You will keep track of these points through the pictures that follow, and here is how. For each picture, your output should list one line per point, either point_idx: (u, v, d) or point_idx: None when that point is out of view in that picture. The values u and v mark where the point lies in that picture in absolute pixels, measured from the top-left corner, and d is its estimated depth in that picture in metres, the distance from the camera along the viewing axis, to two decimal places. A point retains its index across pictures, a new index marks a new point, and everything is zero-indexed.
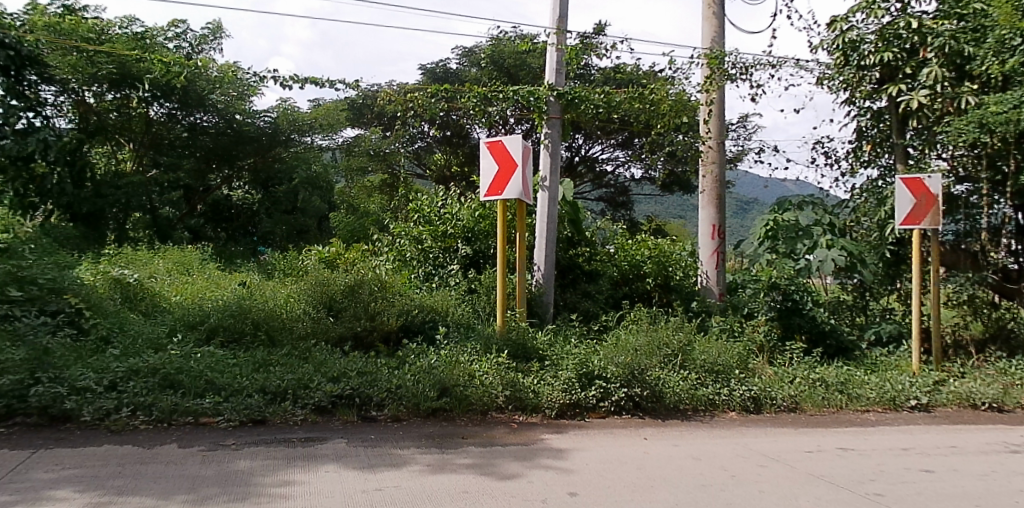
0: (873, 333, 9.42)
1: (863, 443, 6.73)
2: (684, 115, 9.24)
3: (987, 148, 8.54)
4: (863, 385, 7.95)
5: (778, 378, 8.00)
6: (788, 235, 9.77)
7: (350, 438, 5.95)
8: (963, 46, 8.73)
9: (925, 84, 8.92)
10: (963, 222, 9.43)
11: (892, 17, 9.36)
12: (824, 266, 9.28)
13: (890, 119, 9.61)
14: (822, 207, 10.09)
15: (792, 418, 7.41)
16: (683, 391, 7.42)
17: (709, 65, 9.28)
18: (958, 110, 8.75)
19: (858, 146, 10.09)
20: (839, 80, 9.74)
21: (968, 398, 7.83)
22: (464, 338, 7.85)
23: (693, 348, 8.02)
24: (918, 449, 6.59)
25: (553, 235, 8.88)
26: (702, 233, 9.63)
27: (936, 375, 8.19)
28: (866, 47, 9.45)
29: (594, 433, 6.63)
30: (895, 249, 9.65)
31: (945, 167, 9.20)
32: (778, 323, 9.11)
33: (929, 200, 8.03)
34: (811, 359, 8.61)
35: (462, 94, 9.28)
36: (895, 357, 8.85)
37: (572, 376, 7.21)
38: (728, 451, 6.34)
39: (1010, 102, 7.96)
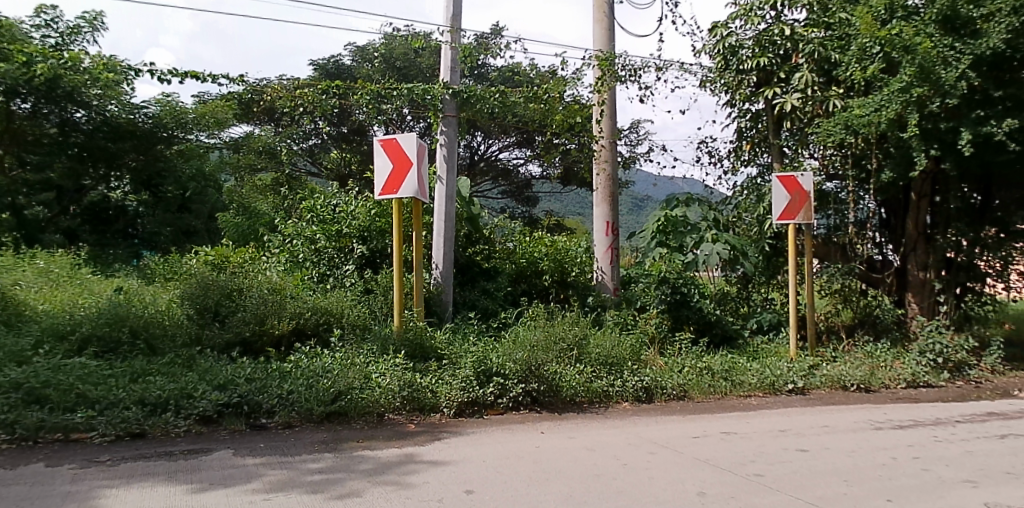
0: (755, 322, 10.02)
1: (745, 427, 7.11)
2: (579, 115, 9.55)
3: (853, 148, 9.21)
4: (745, 372, 8.38)
5: (668, 368, 8.36)
6: (676, 230, 10.22)
7: (239, 447, 5.72)
8: (830, 54, 9.33)
9: (798, 87, 9.54)
10: (834, 217, 10.10)
11: (767, 24, 9.92)
12: (710, 259, 9.73)
13: (767, 121, 10.23)
14: (708, 204, 10.60)
15: (680, 406, 7.75)
16: (579, 385, 7.62)
17: (601, 66, 9.55)
18: (826, 112, 9.39)
19: (738, 146, 10.66)
20: (721, 83, 10.26)
21: (839, 381, 8.43)
22: (360, 340, 7.71)
23: (588, 341, 8.27)
24: (794, 430, 7.03)
25: (451, 234, 8.87)
26: (596, 229, 9.80)
27: (811, 360, 8.74)
28: (745, 52, 10.04)
29: (490, 429, 6.67)
30: (774, 242, 10.30)
31: (817, 166, 9.84)
32: (668, 315, 9.44)
33: (803, 197, 8.58)
34: (698, 348, 9.05)
35: (355, 91, 9.11)
36: (774, 344, 9.43)
37: (470, 374, 7.22)
38: (621, 441, 6.55)
39: (871, 105, 8.40)
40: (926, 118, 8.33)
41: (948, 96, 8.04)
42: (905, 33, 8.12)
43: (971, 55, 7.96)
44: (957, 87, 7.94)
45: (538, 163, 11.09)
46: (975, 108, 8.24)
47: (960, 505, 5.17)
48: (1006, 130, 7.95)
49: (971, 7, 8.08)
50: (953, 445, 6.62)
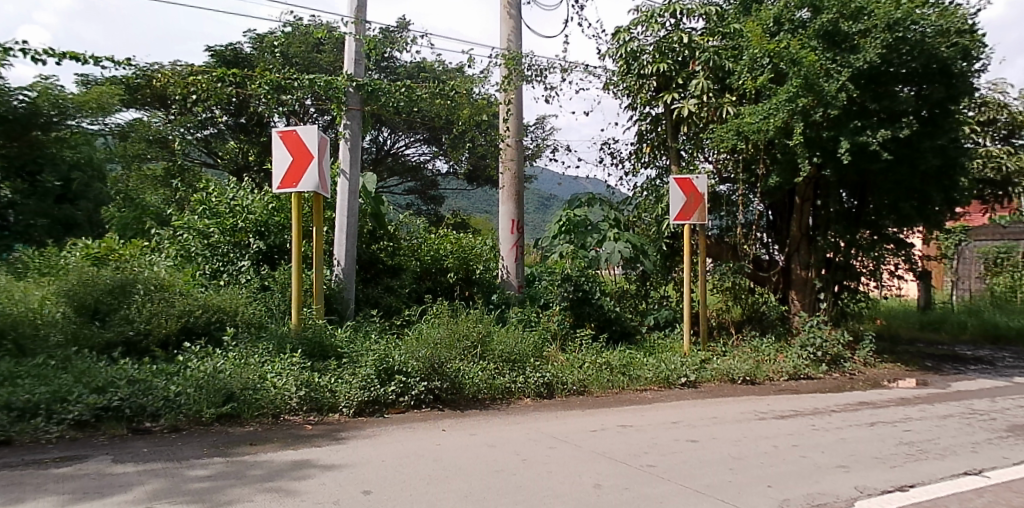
0: (652, 319, 10.37)
1: (641, 419, 7.35)
2: (485, 113, 9.59)
3: (743, 154, 9.70)
4: (641, 367, 8.68)
5: (569, 363, 8.54)
6: (577, 230, 10.44)
7: (118, 453, 5.40)
8: (724, 62, 9.80)
9: (695, 93, 9.97)
10: (726, 218, 10.70)
11: (666, 31, 10.29)
12: (611, 258, 10.11)
13: (666, 124, 10.55)
14: (608, 204, 10.91)
15: (580, 400, 7.91)
16: (481, 381, 7.66)
17: (507, 66, 9.63)
18: (719, 118, 9.83)
19: (639, 149, 11.02)
20: (623, 87, 10.60)
21: (727, 374, 8.86)
22: (255, 339, 7.45)
23: (492, 338, 8.33)
24: (685, 421, 7.33)
25: (354, 229, 8.69)
26: (502, 226, 9.98)
27: (703, 354, 9.15)
28: (645, 57, 10.37)
29: (390, 429, 6.57)
30: (670, 242, 10.68)
31: (711, 169, 10.36)
32: (570, 312, 9.66)
33: (697, 198, 8.95)
34: (598, 344, 9.27)
35: (253, 80, 8.78)
36: (669, 339, 9.82)
37: (371, 373, 7.11)
38: (522, 437, 6.62)
39: (760, 114, 8.94)
40: (810, 127, 8.82)
41: (829, 107, 8.50)
42: (792, 46, 8.66)
43: (849, 69, 8.44)
44: (837, 99, 8.39)
45: (445, 160, 11.01)
46: (853, 119, 8.74)
47: (833, 489, 5.54)
48: (880, 140, 8.49)
49: (850, 23, 8.60)
50: (829, 433, 7.09)
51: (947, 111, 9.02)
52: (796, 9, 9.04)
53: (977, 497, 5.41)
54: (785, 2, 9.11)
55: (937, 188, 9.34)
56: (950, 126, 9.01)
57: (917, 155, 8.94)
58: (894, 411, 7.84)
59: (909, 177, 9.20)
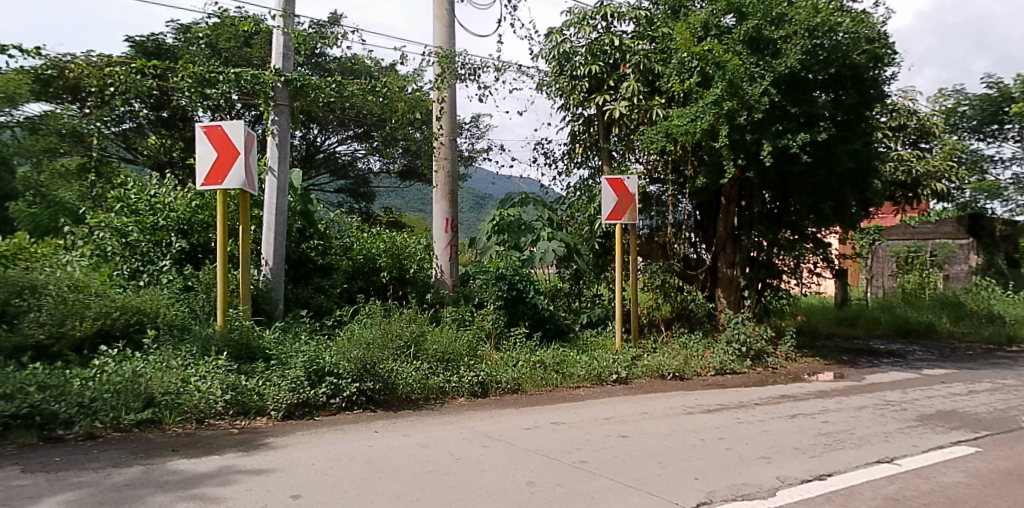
0: (585, 317, 10.51)
1: (573, 417, 7.44)
2: (418, 111, 9.49)
3: (672, 155, 9.95)
4: (574, 365, 8.79)
5: (503, 362, 8.56)
6: (512, 229, 10.55)
7: (28, 463, 5.09)
8: (653, 66, 10.04)
9: (625, 96, 10.12)
10: (656, 218, 10.94)
11: (598, 33, 10.44)
12: (545, 257, 10.21)
13: (598, 126, 10.71)
14: (542, 203, 11.00)
15: (514, 399, 7.93)
16: (415, 382, 7.60)
17: (440, 64, 9.58)
18: (649, 120, 10.06)
19: (572, 149, 11.15)
20: (556, 88, 10.66)
21: (657, 370, 9.07)
22: (178, 341, 7.17)
23: (426, 338, 8.27)
24: (617, 417, 7.48)
25: (283, 228, 8.48)
26: (436, 226, 9.78)
27: (633, 351, 9.35)
28: (577, 59, 10.50)
29: (319, 432, 6.43)
30: (603, 241, 10.82)
31: (642, 170, 10.53)
32: (505, 311, 9.70)
33: (628, 199, 9.14)
34: (532, 343, 9.34)
35: (175, 73, 8.46)
36: (602, 337, 9.99)
37: (301, 374, 6.95)
38: (455, 436, 6.60)
39: (687, 116, 9.17)
40: (735, 130, 9.11)
41: (753, 110, 8.81)
42: (717, 51, 8.96)
43: (772, 73, 8.72)
44: (760, 102, 8.68)
45: (378, 157, 10.86)
46: (776, 123, 9.02)
47: (756, 479, 5.75)
48: (800, 143, 8.83)
49: (773, 29, 8.93)
50: (753, 425, 7.36)
51: (861, 116, 9.50)
52: (722, 16, 9.35)
53: (888, 483, 5.72)
54: (712, 8, 9.41)
55: (852, 190, 9.82)
56: (863, 131, 9.51)
57: (834, 158, 9.33)
58: (812, 403, 8.20)
59: (827, 179, 9.59)
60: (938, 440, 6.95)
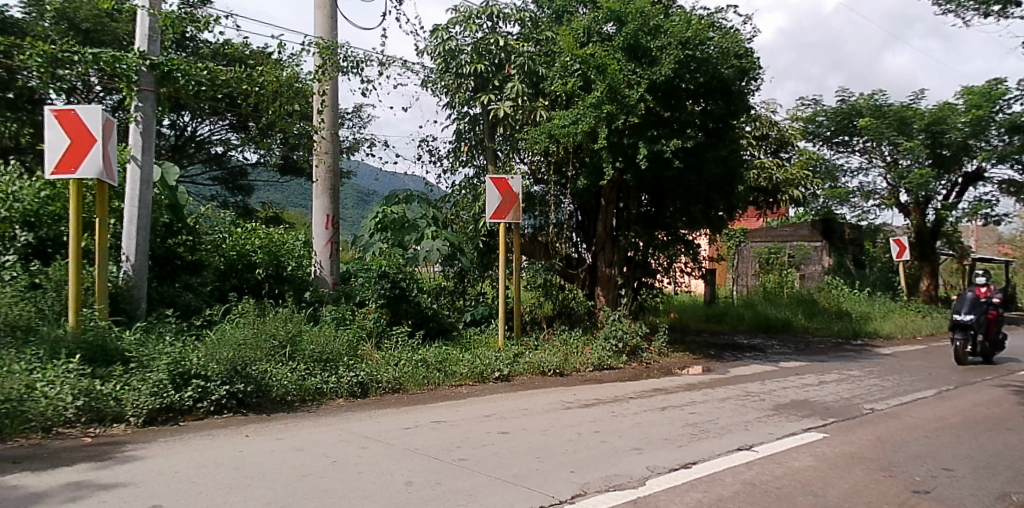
0: (469, 315, 10.57)
1: (454, 415, 7.43)
2: (296, 103, 9.20)
3: (555, 156, 10.28)
4: (457, 363, 8.79)
5: (384, 361, 8.43)
6: (395, 227, 10.43)
7: None
8: (537, 68, 10.32)
9: (510, 96, 10.27)
10: (539, 218, 11.15)
11: (484, 33, 10.50)
12: (431, 255, 10.11)
13: (483, 125, 10.75)
14: (426, 201, 11.04)
15: (394, 398, 7.80)
16: (290, 383, 7.34)
17: (321, 55, 9.31)
18: (533, 121, 10.27)
19: (457, 147, 11.13)
20: (441, 85, 10.61)
21: (538, 367, 9.25)
22: (21, 344, 6.53)
23: (303, 337, 8.05)
24: (498, 414, 7.55)
25: (146, 222, 7.96)
26: (316, 223, 9.57)
27: (516, 348, 9.48)
28: (463, 57, 10.50)
29: (184, 438, 6.05)
30: (487, 240, 10.99)
31: (526, 170, 10.77)
32: (387, 310, 9.56)
33: (512, 198, 9.25)
34: (414, 341, 9.27)
35: (21, 50, 7.70)
36: (485, 334, 10.07)
37: (164, 378, 6.54)
38: (331, 438, 6.43)
39: (569, 118, 9.44)
40: (613, 133, 9.43)
41: (629, 114, 9.16)
42: (597, 55, 9.22)
43: (648, 80, 9.06)
44: (637, 108, 9.05)
45: (254, 149, 10.32)
46: (651, 128, 9.44)
47: (627, 470, 5.98)
48: (672, 149, 9.28)
49: (649, 38, 9.30)
50: (627, 418, 7.65)
51: (729, 125, 10.13)
52: (603, 23, 9.70)
53: (747, 469, 6.12)
54: (595, 15, 9.75)
55: (719, 195, 10.50)
56: (731, 139, 10.09)
57: (702, 164, 9.90)
58: (681, 395, 8.62)
59: (696, 184, 10.14)
60: (792, 428, 7.51)
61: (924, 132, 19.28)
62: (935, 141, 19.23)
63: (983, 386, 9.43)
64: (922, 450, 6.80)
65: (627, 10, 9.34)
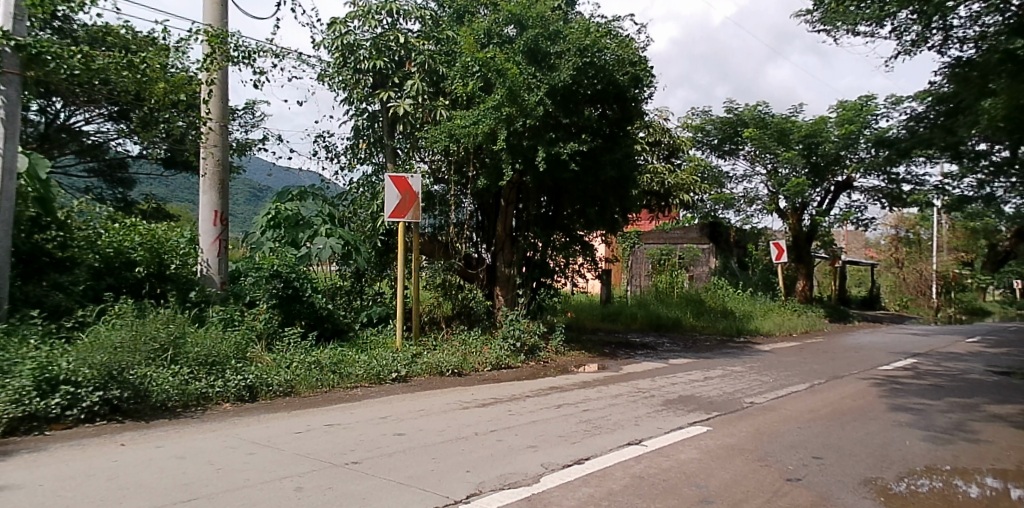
0: (366, 315, 10.39)
1: (349, 417, 7.27)
2: (183, 93, 8.66)
3: (455, 156, 10.23)
4: (353, 364, 8.62)
5: (275, 364, 8.15)
6: (289, 224, 10.22)
7: None
8: (438, 66, 10.27)
9: (410, 94, 10.19)
10: (440, 218, 11.10)
11: (384, 29, 10.36)
12: (322, 254, 9.95)
13: (382, 122, 10.62)
14: (322, 198, 10.73)
15: (286, 402, 7.54)
16: (172, 388, 6.93)
17: (210, 43, 8.89)
18: (433, 120, 10.22)
19: (355, 144, 10.91)
20: (339, 80, 10.37)
21: (436, 367, 9.21)
22: None
23: (185, 340, 7.64)
24: (394, 416, 7.44)
25: (8, 216, 7.30)
26: (203, 218, 9.38)
27: (413, 349, 9.41)
28: (362, 52, 10.28)
29: (49, 449, 5.58)
30: (386, 239, 10.80)
31: (427, 169, 10.71)
32: (279, 310, 9.30)
33: (412, 197, 9.15)
34: (307, 342, 9.00)
35: None
36: (382, 335, 9.94)
37: (28, 384, 6.04)
38: (216, 444, 6.13)
39: (469, 118, 9.45)
40: (512, 136, 9.47)
41: (529, 117, 9.28)
42: (498, 58, 9.30)
43: (547, 84, 9.22)
44: (536, 111, 9.18)
45: (135, 140, 9.65)
46: (549, 131, 9.63)
47: (522, 468, 6.05)
48: (570, 152, 9.52)
49: (549, 43, 9.43)
50: (523, 416, 7.75)
51: (624, 131, 10.51)
52: (503, 25, 9.82)
53: (636, 463, 6.34)
54: (495, 17, 9.84)
55: (615, 198, 10.86)
56: (626, 144, 10.50)
57: (598, 167, 10.20)
58: (576, 393, 8.83)
59: (592, 186, 10.45)
60: (679, 422, 7.84)
61: (801, 143, 20.66)
62: (811, 151, 20.66)
63: (849, 380, 10.20)
64: (796, 441, 7.28)
65: (528, 15, 9.45)
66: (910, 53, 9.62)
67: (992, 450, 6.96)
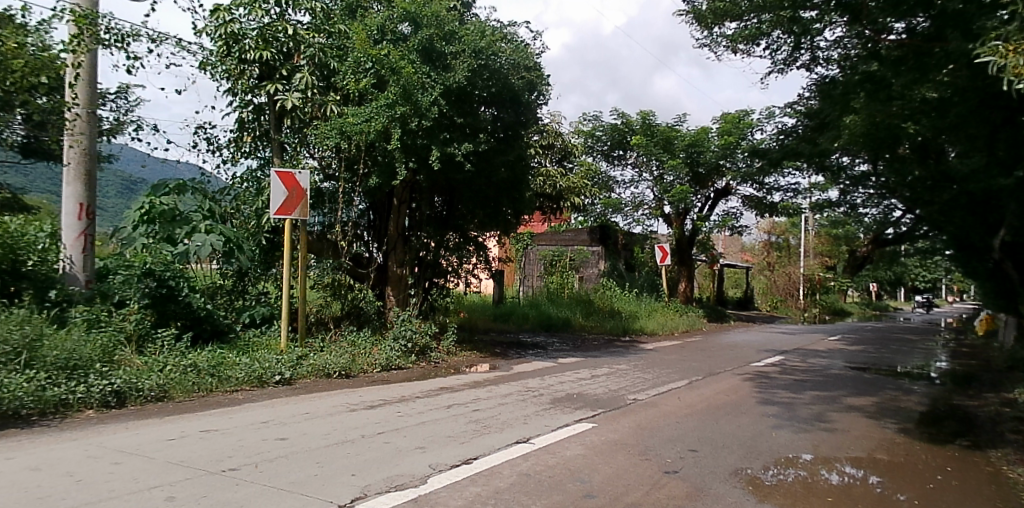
0: (248, 316, 9.99)
1: (227, 423, 6.94)
2: (44, 75, 7.94)
3: (346, 153, 10.01)
4: (233, 367, 8.26)
5: (147, 368, 7.68)
6: (164, 220, 9.70)
7: None
8: (329, 61, 10.01)
9: (299, 88, 9.90)
10: (329, 215, 10.84)
11: (271, 18, 10.00)
12: (201, 251, 9.47)
13: (268, 115, 10.23)
14: (203, 192, 10.25)
15: (157, 407, 7.09)
16: (27, 394, 6.38)
17: (76, 23, 8.31)
18: (323, 115, 9.99)
19: (239, 137, 10.47)
20: (222, 69, 9.88)
21: (323, 369, 8.96)
22: None
23: (43, 343, 7.08)
24: (276, 420, 7.17)
25: None
26: (66, 211, 8.63)
27: (299, 351, 9.13)
28: (248, 42, 9.88)
29: None
30: (271, 237, 10.49)
31: (315, 165, 10.39)
32: (152, 311, 8.80)
33: (299, 193, 8.86)
34: (183, 344, 8.54)
35: None
36: (266, 337, 9.58)
37: None
38: (76, 454, 5.68)
39: (361, 116, 9.24)
40: (406, 134, 9.39)
41: (423, 117, 9.26)
42: (392, 56, 9.23)
43: (441, 85, 9.22)
44: (430, 111, 9.18)
45: None
46: (443, 131, 9.59)
47: (410, 469, 6.01)
48: (464, 153, 9.60)
49: (444, 43, 9.45)
50: (411, 418, 7.68)
51: (517, 133, 10.67)
52: (398, 23, 9.65)
53: (523, 461, 6.43)
54: (388, 14, 9.66)
55: (507, 200, 11.11)
56: (518, 146, 10.69)
57: (491, 169, 10.31)
58: (467, 393, 8.85)
59: (486, 186, 10.63)
60: (566, 419, 8.03)
61: (685, 152, 21.69)
62: (693, 160, 21.75)
63: (724, 376, 10.81)
64: (674, 435, 7.63)
65: (422, 13, 9.40)
66: (782, 70, 10.29)
67: (846, 439, 7.59)
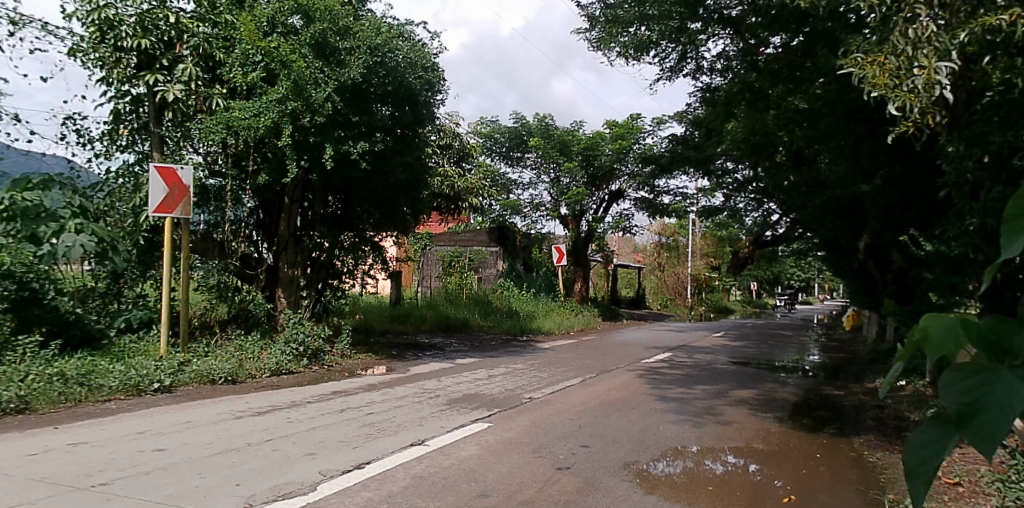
0: (123, 321, 9.49)
1: (98, 434, 6.48)
2: None
3: (233, 148, 9.56)
4: (105, 375, 7.72)
5: (5, 378, 7.07)
6: (26, 217, 8.88)
7: None
8: (214, 52, 9.65)
9: (181, 79, 9.45)
10: (215, 213, 10.31)
11: (150, 5, 9.42)
12: (71, 252, 8.80)
13: (147, 107, 9.63)
14: (72, 187, 9.56)
15: (17, 420, 6.53)
16: None
17: None
18: (208, 109, 9.59)
19: (113, 129, 9.79)
20: (94, 57, 9.21)
21: (207, 376, 8.56)
22: None
23: None
24: (154, 430, 6.77)
25: None
26: None
27: (181, 356, 8.69)
28: (124, 29, 9.22)
29: None
30: (149, 236, 9.92)
31: (200, 160, 9.84)
32: (11, 317, 8.22)
33: (181, 191, 8.41)
34: (48, 352, 7.97)
35: None
36: (144, 343, 9.10)
37: None
38: None
39: (250, 110, 8.89)
40: (298, 131, 9.18)
41: (315, 113, 9.02)
42: (282, 49, 8.98)
43: (335, 81, 9.04)
44: (324, 107, 8.97)
45: None
46: (337, 129, 9.43)
47: (298, 476, 5.82)
48: (359, 151, 9.45)
49: (338, 39, 9.27)
50: (302, 424, 7.44)
51: (414, 132, 10.57)
52: (289, 14, 9.33)
53: (417, 463, 6.39)
54: (279, 5, 9.32)
55: (404, 199, 11.14)
56: (416, 146, 10.59)
57: (389, 168, 10.28)
58: (360, 396, 8.68)
59: (382, 186, 10.63)
60: (461, 420, 8.04)
61: (580, 155, 22.23)
62: (588, 163, 22.27)
63: (616, 373, 11.15)
64: (568, 432, 7.80)
65: (315, 7, 9.18)
66: (670, 78, 10.74)
67: (727, 430, 8.02)
